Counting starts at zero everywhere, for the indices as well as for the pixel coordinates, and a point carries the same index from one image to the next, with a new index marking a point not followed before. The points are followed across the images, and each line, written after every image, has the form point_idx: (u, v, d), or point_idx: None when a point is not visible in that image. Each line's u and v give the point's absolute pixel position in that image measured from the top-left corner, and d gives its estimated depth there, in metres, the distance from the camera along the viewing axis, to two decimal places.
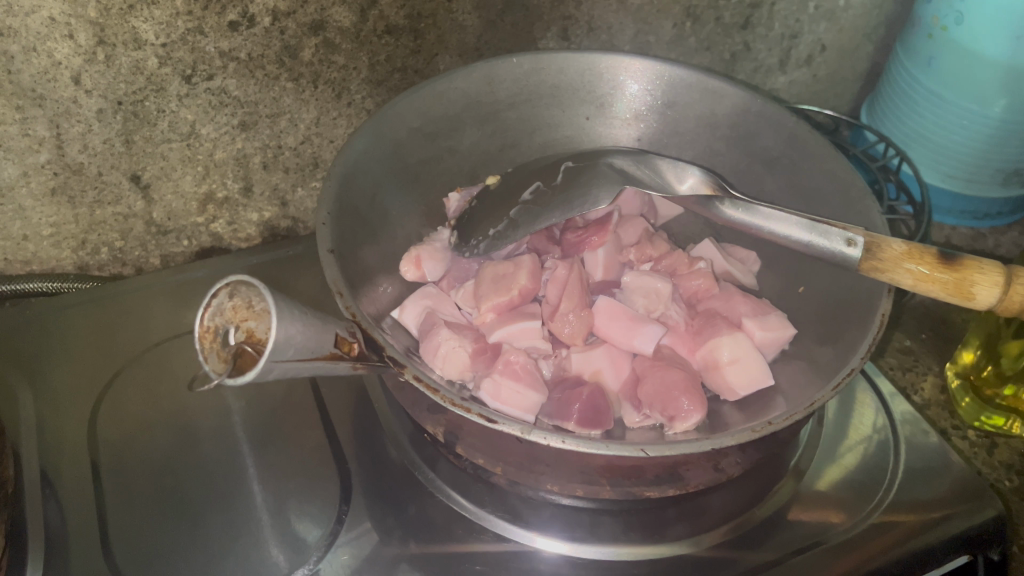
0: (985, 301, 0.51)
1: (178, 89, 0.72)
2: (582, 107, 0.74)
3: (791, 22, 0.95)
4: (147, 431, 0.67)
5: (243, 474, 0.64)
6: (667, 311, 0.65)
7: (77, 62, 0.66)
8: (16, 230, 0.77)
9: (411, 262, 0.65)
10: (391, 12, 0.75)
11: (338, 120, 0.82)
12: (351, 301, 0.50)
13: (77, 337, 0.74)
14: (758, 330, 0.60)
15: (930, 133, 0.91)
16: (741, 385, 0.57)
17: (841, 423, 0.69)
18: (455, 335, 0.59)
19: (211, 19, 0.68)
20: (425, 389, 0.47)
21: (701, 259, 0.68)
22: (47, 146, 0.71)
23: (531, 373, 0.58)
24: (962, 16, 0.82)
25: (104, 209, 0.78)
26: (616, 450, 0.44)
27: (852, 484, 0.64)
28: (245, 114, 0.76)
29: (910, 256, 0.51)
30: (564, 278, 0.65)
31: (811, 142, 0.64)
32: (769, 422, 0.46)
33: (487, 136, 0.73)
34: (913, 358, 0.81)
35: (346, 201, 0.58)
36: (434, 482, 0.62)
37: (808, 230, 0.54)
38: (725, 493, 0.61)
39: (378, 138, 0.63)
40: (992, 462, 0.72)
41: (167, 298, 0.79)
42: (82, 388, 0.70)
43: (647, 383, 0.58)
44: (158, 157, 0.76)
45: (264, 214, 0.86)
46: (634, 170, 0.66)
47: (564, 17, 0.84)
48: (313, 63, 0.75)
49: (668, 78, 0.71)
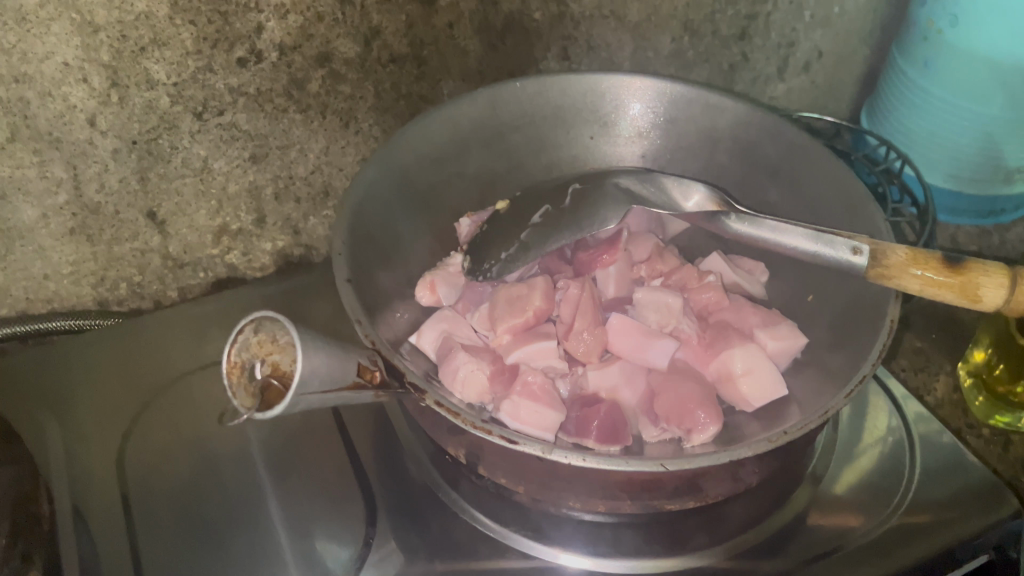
0: (992, 303, 0.52)
1: (190, 126, 0.75)
2: (585, 127, 0.75)
3: (788, 31, 0.96)
4: (172, 462, 0.68)
5: (268, 501, 0.65)
6: (679, 325, 0.63)
7: (91, 104, 0.70)
8: (37, 270, 0.79)
9: (426, 287, 0.64)
10: (394, 41, 0.78)
11: (346, 149, 0.84)
12: (370, 329, 0.51)
13: (100, 371, 0.76)
14: (770, 340, 0.60)
15: (927, 132, 0.93)
16: (757, 397, 0.57)
17: (858, 429, 0.69)
18: (473, 358, 0.58)
19: (220, 57, 0.71)
20: (446, 413, 0.48)
21: (711, 273, 0.67)
22: (65, 188, 0.75)
23: (549, 393, 0.57)
24: (957, 18, 0.83)
25: (122, 246, 0.81)
26: (636, 467, 0.46)
27: (870, 488, 0.64)
28: (256, 147, 0.79)
29: (915, 261, 0.53)
30: (576, 297, 0.64)
31: (812, 152, 0.65)
32: (784, 433, 0.48)
33: (494, 158, 0.73)
34: (924, 359, 0.82)
35: (360, 230, 0.60)
36: (458, 503, 0.63)
37: (814, 241, 0.55)
38: (745, 503, 0.62)
39: (387, 167, 0.64)
40: (1009, 459, 0.74)
41: (188, 329, 0.80)
42: (108, 421, 0.72)
43: (663, 397, 0.57)
44: (173, 193, 0.79)
45: (278, 244, 0.89)
46: (638, 189, 0.66)
47: (563, 37, 0.86)
48: (320, 94, 0.78)
49: (669, 95, 0.72)
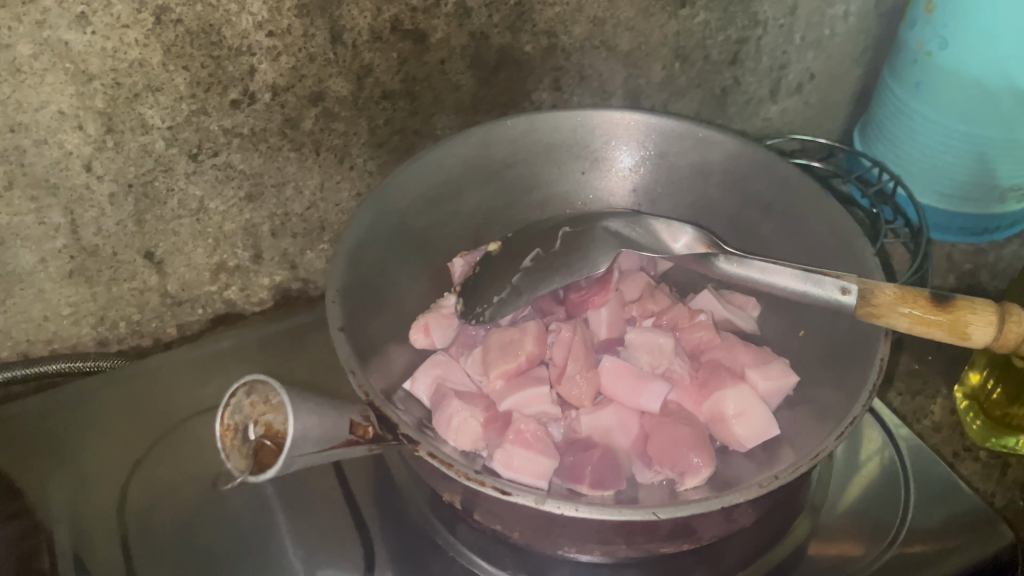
0: (980, 340, 0.53)
1: (186, 168, 0.76)
2: (577, 162, 0.76)
3: (779, 54, 0.97)
4: (172, 506, 0.69)
5: (267, 543, 0.65)
6: (670, 366, 0.65)
7: (87, 150, 0.71)
8: (37, 312, 0.80)
9: (420, 330, 0.65)
10: (387, 78, 0.78)
11: (341, 184, 0.84)
12: (363, 379, 0.52)
13: (105, 414, 0.77)
14: (761, 380, 0.60)
15: (920, 153, 0.93)
16: (749, 437, 0.58)
17: (854, 459, 0.69)
18: (466, 406, 0.59)
19: (214, 100, 0.72)
20: (439, 464, 0.48)
21: (701, 311, 0.68)
22: (63, 232, 0.76)
23: (542, 440, 0.57)
24: (946, 41, 0.84)
25: (120, 286, 0.82)
26: (630, 514, 0.46)
27: (866, 519, 0.64)
28: (251, 186, 0.80)
29: (904, 299, 0.53)
30: (568, 339, 0.65)
31: (802, 187, 0.66)
32: (776, 476, 0.48)
33: (488, 197, 0.74)
34: (921, 381, 0.82)
35: (354, 277, 0.60)
36: (455, 546, 0.63)
37: (803, 281, 0.56)
38: (741, 538, 0.62)
39: (380, 213, 0.64)
40: (1006, 483, 0.74)
41: (192, 371, 0.81)
42: (112, 465, 0.73)
43: (656, 439, 0.58)
44: (170, 233, 0.80)
45: (276, 278, 0.89)
46: (628, 234, 0.67)
47: (554, 68, 0.86)
48: (314, 132, 0.79)
49: (660, 130, 0.72)
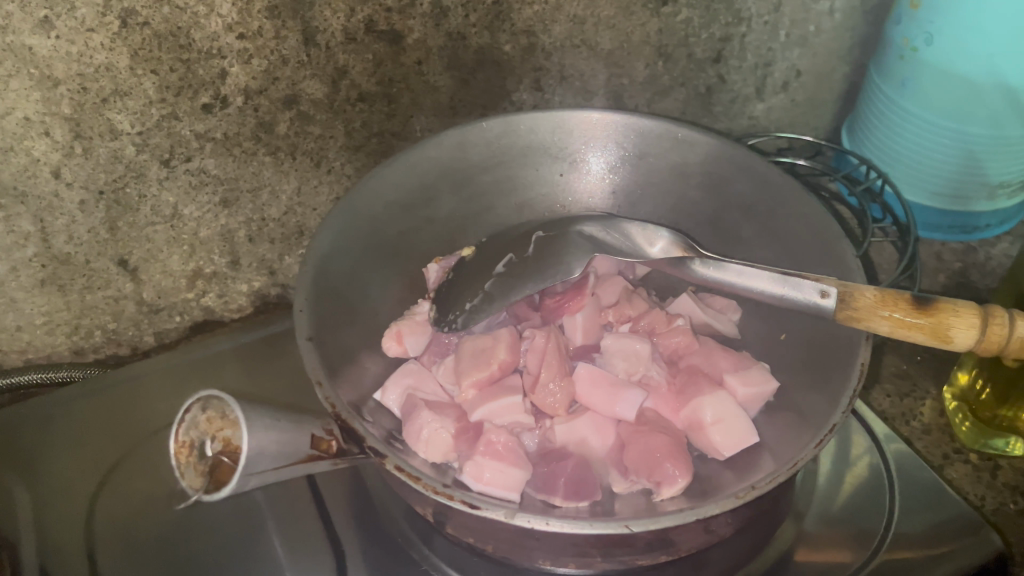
0: (963, 343, 0.51)
1: (158, 174, 0.74)
2: (554, 164, 0.74)
3: (764, 51, 0.95)
4: (144, 524, 0.68)
5: (240, 559, 0.64)
6: (647, 373, 0.63)
7: (55, 157, 0.70)
8: (10, 321, 0.79)
9: (393, 338, 0.63)
10: (362, 80, 0.77)
11: (319, 188, 0.83)
12: (330, 391, 0.51)
13: (79, 424, 0.75)
14: (740, 387, 0.59)
15: (908, 151, 0.91)
16: (728, 445, 0.56)
17: (840, 465, 0.68)
18: (437, 417, 0.58)
19: (185, 104, 0.71)
20: (407, 478, 0.47)
21: (679, 316, 0.67)
22: (33, 241, 0.74)
23: (514, 451, 0.56)
24: (932, 37, 0.82)
25: (94, 294, 0.80)
26: (600, 529, 0.45)
27: (851, 526, 0.63)
28: (226, 191, 0.78)
29: (884, 302, 0.52)
30: (542, 346, 0.64)
31: (782, 187, 0.65)
32: (753, 487, 0.47)
33: (464, 202, 0.73)
34: (909, 383, 0.81)
35: (323, 285, 0.59)
36: (430, 559, 0.62)
37: (780, 284, 0.54)
38: (723, 548, 0.61)
39: (352, 220, 0.63)
40: (996, 485, 0.73)
41: (168, 380, 0.79)
42: (83, 477, 0.72)
43: (632, 448, 0.57)
44: (144, 240, 0.78)
45: (255, 284, 0.88)
46: (604, 236, 0.65)
47: (535, 69, 0.85)
48: (289, 136, 0.77)
49: (638, 130, 0.71)
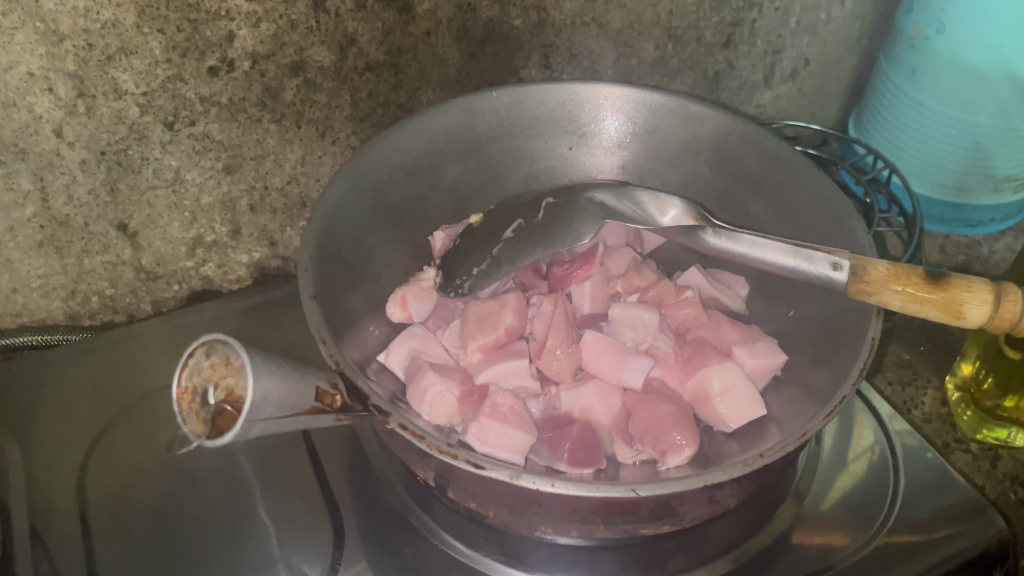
0: (976, 319, 0.51)
1: (161, 137, 0.73)
2: (563, 137, 0.74)
3: (773, 38, 0.95)
4: (137, 487, 0.67)
5: (236, 523, 0.64)
6: (655, 343, 0.63)
7: (58, 115, 0.69)
8: (5, 283, 0.78)
9: (397, 303, 0.63)
10: (370, 48, 0.76)
11: (323, 158, 0.82)
12: (334, 349, 0.50)
13: (72, 385, 0.74)
14: (748, 358, 0.58)
15: (915, 140, 0.91)
16: (734, 417, 0.56)
17: (842, 447, 0.67)
18: (442, 379, 0.57)
19: (191, 66, 0.70)
20: (411, 436, 0.46)
21: (688, 288, 0.66)
22: (31, 201, 0.73)
23: (520, 415, 0.56)
24: (943, 26, 0.82)
25: (92, 258, 0.80)
26: (606, 492, 0.44)
27: (854, 507, 0.63)
28: (229, 157, 0.77)
29: (896, 277, 0.51)
30: (549, 313, 0.63)
31: (792, 163, 0.64)
32: (760, 455, 0.46)
33: (470, 171, 0.72)
34: (912, 372, 0.80)
35: (329, 245, 0.58)
36: (429, 526, 0.61)
37: (793, 256, 0.54)
38: (725, 523, 0.60)
39: (359, 181, 0.62)
40: (996, 476, 0.72)
41: (161, 344, 0.78)
42: (75, 438, 0.70)
43: (638, 417, 0.56)
44: (144, 205, 0.77)
45: (254, 255, 0.87)
46: (615, 204, 0.65)
47: (544, 45, 0.84)
48: (294, 103, 0.76)
49: (648, 105, 0.71)
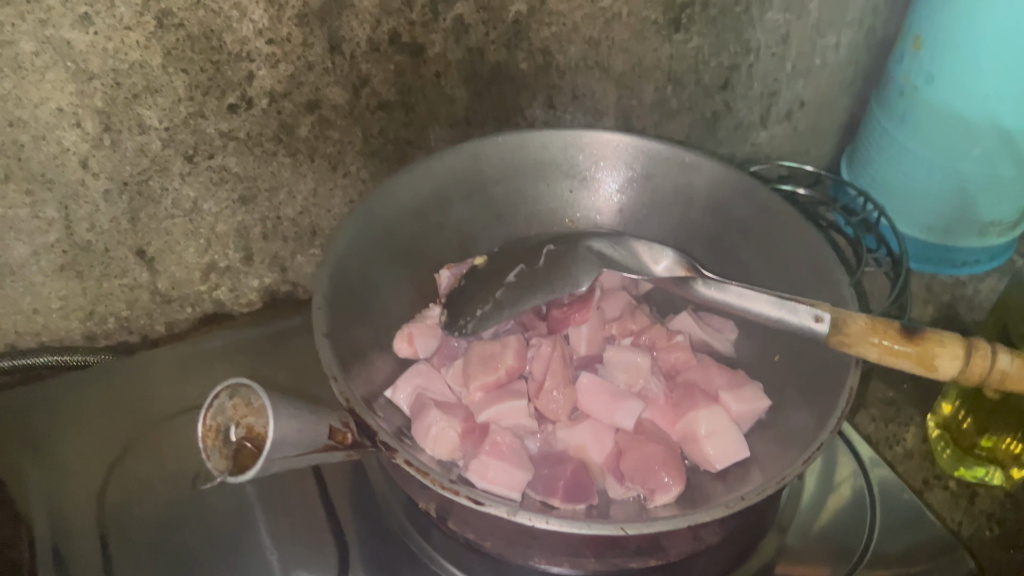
0: (947, 372, 0.54)
1: (181, 169, 0.77)
2: (564, 181, 0.77)
3: (770, 81, 0.99)
4: (151, 506, 0.70)
5: (244, 543, 0.67)
6: (646, 385, 0.66)
7: (84, 148, 0.72)
8: (26, 304, 0.81)
9: (404, 340, 0.66)
10: (383, 89, 0.79)
11: (334, 191, 0.85)
12: (344, 386, 0.53)
13: (90, 408, 0.78)
14: (734, 403, 0.62)
15: (903, 184, 0.95)
16: (720, 458, 0.59)
17: (825, 482, 0.71)
18: (445, 416, 0.60)
19: (212, 103, 0.73)
20: (415, 472, 0.50)
21: (679, 332, 0.70)
22: (56, 227, 0.77)
23: (518, 453, 0.59)
24: (931, 76, 0.86)
25: (111, 282, 0.83)
26: (597, 529, 0.47)
27: (834, 541, 0.66)
28: (245, 189, 0.81)
29: (875, 329, 0.54)
30: (547, 354, 0.66)
31: (781, 212, 0.68)
32: (743, 497, 0.49)
33: (475, 211, 0.76)
34: (895, 409, 0.84)
35: (341, 282, 0.62)
36: (428, 552, 0.64)
37: (777, 307, 0.57)
38: (710, 554, 0.64)
39: (369, 221, 0.66)
40: (973, 512, 0.75)
41: (176, 369, 0.82)
42: (93, 461, 0.74)
43: (629, 456, 0.59)
44: (162, 232, 0.81)
45: (265, 281, 0.90)
46: (611, 253, 0.69)
47: (549, 86, 0.88)
48: (309, 139, 0.80)
49: (645, 153, 0.74)
